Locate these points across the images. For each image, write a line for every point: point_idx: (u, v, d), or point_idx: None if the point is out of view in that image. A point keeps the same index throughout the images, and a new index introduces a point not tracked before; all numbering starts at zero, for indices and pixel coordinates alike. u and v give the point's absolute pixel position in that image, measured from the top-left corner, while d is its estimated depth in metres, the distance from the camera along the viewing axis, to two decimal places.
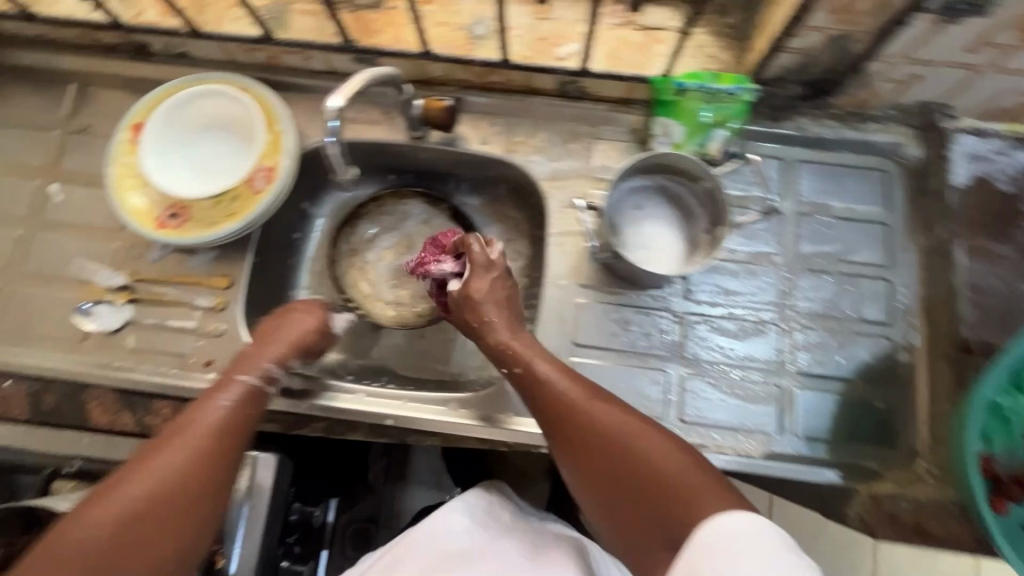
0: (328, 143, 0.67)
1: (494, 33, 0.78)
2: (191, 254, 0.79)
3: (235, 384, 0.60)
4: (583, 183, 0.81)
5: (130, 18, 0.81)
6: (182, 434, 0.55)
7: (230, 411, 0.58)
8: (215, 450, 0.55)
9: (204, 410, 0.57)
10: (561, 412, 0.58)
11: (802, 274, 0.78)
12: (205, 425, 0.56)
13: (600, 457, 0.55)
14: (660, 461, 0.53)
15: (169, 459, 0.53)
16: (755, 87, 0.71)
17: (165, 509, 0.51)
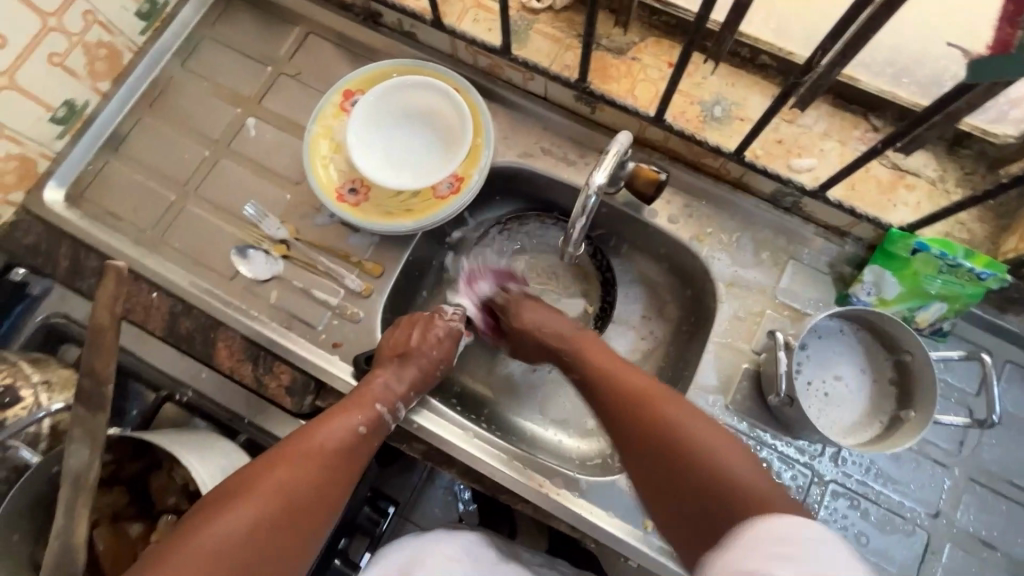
0: (573, 219, 0.63)
1: (731, 119, 0.73)
2: (353, 231, 0.79)
3: (369, 409, 0.66)
4: (762, 300, 0.75)
5: None
6: (314, 452, 0.61)
7: (357, 435, 0.65)
8: (340, 472, 0.62)
9: (337, 430, 0.63)
10: (642, 403, 0.61)
11: (974, 486, 0.69)
12: (336, 445, 0.63)
13: (670, 448, 0.56)
14: (716, 449, 0.54)
15: (305, 474, 0.59)
16: (1009, 279, 0.62)
17: (293, 526, 0.57)
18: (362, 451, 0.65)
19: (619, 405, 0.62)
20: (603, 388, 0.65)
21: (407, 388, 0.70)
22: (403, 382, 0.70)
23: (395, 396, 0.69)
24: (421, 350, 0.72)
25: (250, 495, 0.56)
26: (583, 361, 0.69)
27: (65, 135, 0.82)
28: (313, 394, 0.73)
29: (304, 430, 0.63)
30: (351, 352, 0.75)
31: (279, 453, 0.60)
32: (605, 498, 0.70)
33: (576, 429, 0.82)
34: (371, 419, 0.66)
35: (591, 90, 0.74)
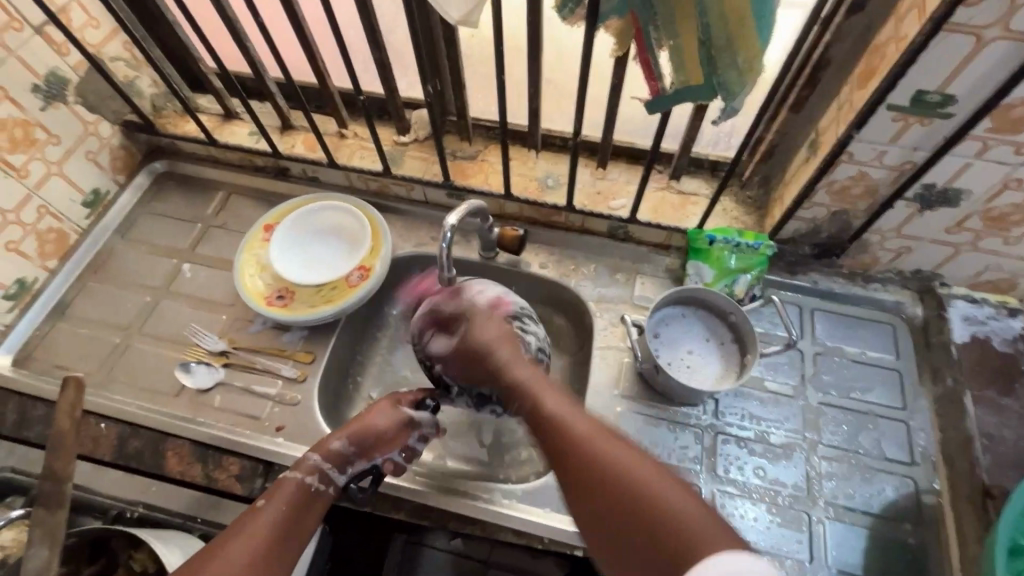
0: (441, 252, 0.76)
1: (561, 183, 0.98)
2: (285, 331, 0.93)
3: (301, 480, 0.69)
4: (626, 307, 0.94)
5: (284, 149, 1.05)
6: (256, 521, 0.64)
7: (285, 522, 0.65)
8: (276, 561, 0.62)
9: (279, 504, 0.66)
10: (566, 448, 0.61)
11: (824, 407, 0.85)
12: (280, 515, 0.65)
13: (591, 465, 0.58)
14: (638, 474, 0.56)
15: (257, 541, 0.62)
16: (773, 243, 0.87)
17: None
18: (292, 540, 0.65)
19: (557, 429, 0.64)
20: (548, 448, 0.63)
21: (325, 457, 0.72)
22: (325, 451, 0.73)
23: (313, 465, 0.71)
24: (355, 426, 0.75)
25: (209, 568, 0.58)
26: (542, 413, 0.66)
27: (15, 309, 0.93)
28: (262, 475, 0.79)
29: (225, 532, 0.62)
30: (294, 432, 0.84)
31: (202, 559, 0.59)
32: (538, 498, 0.79)
33: (513, 461, 0.93)
34: (298, 498, 0.68)
35: (455, 186, 0.99)
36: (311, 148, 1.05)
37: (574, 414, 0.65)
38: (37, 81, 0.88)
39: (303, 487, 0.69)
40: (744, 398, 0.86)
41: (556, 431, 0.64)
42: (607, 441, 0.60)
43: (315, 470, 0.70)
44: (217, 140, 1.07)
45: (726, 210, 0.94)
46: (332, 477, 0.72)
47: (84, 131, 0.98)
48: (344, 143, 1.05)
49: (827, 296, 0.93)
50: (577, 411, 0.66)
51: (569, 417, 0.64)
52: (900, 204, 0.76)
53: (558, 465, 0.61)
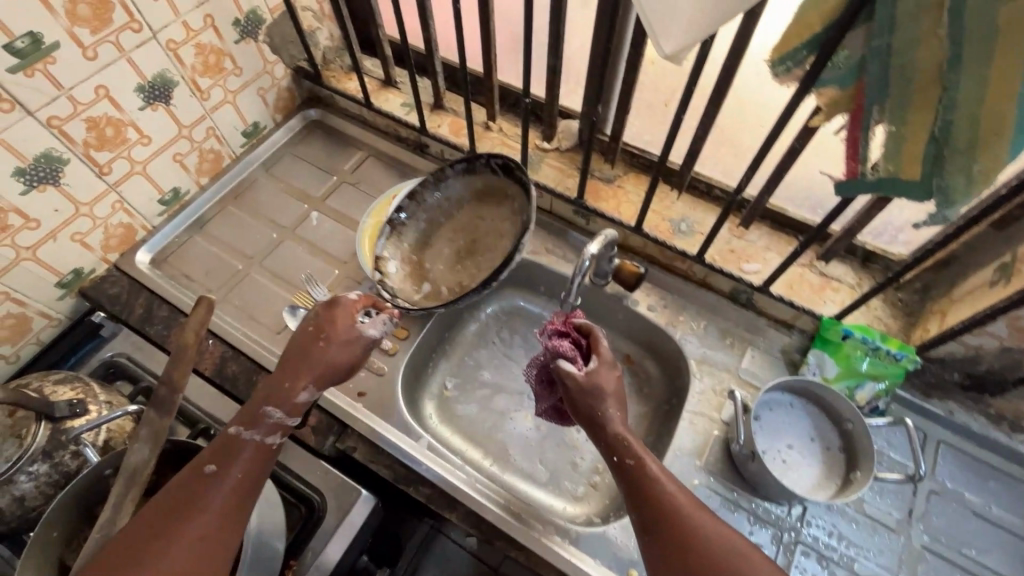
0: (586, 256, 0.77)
1: (694, 231, 0.93)
2: (387, 302, 0.96)
3: (264, 425, 0.66)
4: (728, 377, 0.89)
5: (430, 127, 1.08)
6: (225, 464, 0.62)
7: (244, 483, 0.61)
8: (248, 500, 0.61)
9: (250, 445, 0.64)
10: (667, 522, 0.60)
11: (928, 555, 0.76)
12: (251, 456, 0.63)
13: (690, 546, 0.58)
14: (723, 547, 0.57)
15: (229, 485, 0.60)
16: (918, 359, 0.78)
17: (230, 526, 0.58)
18: (246, 505, 0.60)
19: (653, 492, 0.62)
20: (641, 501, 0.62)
21: (289, 413, 0.68)
22: (290, 405, 0.68)
23: (274, 423, 0.66)
24: (317, 368, 0.71)
25: (184, 522, 0.57)
26: (637, 466, 0.65)
27: (164, 214, 1.02)
28: (334, 436, 0.84)
29: (170, 507, 0.58)
30: (373, 402, 0.87)
31: (142, 538, 0.55)
32: (591, 546, 0.76)
33: (568, 495, 0.91)
34: (254, 458, 0.63)
35: (585, 206, 0.97)
36: (455, 133, 1.07)
37: (668, 480, 0.64)
38: (239, 16, 0.95)
39: (261, 447, 0.64)
40: (836, 512, 0.79)
41: (647, 487, 0.63)
42: (704, 515, 0.60)
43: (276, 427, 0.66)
44: (372, 104, 1.11)
45: (869, 307, 0.86)
46: (286, 428, 0.68)
47: (262, 69, 1.05)
48: (487, 135, 1.06)
49: (961, 433, 0.83)
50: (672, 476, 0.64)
51: (666, 479, 0.63)
52: None
53: (651, 535, 0.60)
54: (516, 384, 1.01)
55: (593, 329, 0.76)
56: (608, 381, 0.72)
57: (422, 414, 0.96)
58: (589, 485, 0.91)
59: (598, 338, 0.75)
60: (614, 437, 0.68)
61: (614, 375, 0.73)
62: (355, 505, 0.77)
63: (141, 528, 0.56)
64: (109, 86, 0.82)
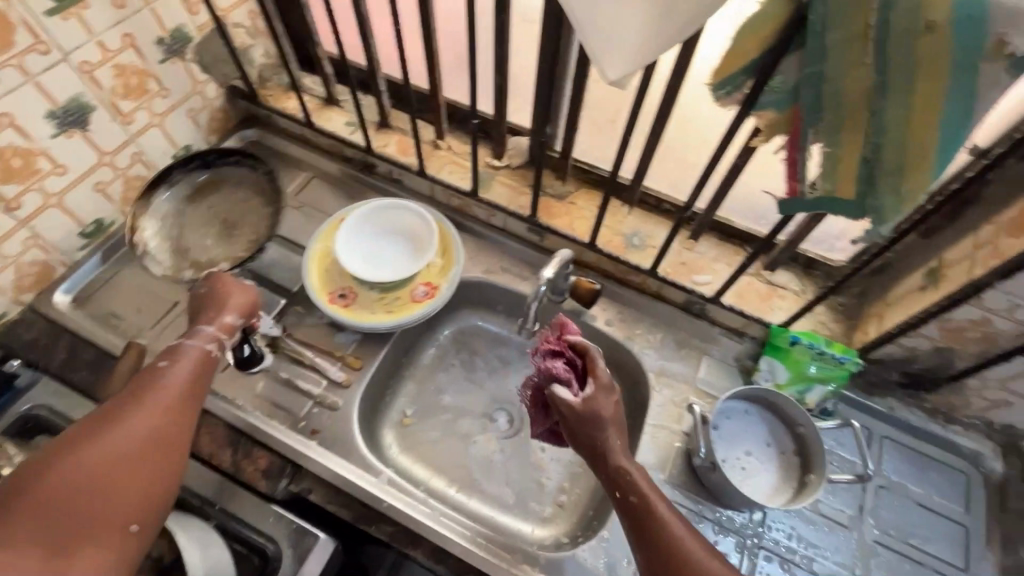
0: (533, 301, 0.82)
1: (646, 245, 0.95)
2: (339, 331, 0.92)
3: (186, 358, 0.71)
4: (686, 388, 0.90)
5: (376, 147, 1.04)
6: (154, 393, 0.67)
7: (172, 411, 0.67)
8: (176, 427, 0.67)
9: (180, 374, 0.70)
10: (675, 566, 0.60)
11: (880, 549, 0.79)
12: (180, 385, 0.69)
13: None
14: None
15: (155, 407, 0.66)
16: (861, 361, 0.82)
17: (158, 448, 0.64)
18: (178, 437, 0.66)
19: (661, 536, 0.62)
20: (648, 541, 0.63)
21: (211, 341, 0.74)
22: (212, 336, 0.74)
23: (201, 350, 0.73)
24: (237, 299, 0.78)
25: (108, 434, 0.62)
26: (645, 506, 0.64)
27: (86, 248, 0.93)
28: (286, 477, 0.79)
29: (96, 422, 0.64)
30: (328, 439, 0.83)
31: (86, 431, 0.62)
32: (561, 572, 0.75)
33: (535, 517, 0.90)
34: (182, 384, 0.69)
35: (538, 224, 0.96)
36: (402, 152, 1.04)
37: (678, 522, 0.63)
38: (163, 34, 0.89)
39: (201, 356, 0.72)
40: (794, 514, 0.81)
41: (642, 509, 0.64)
42: (714, 562, 0.60)
43: (211, 338, 0.74)
44: (314, 124, 1.07)
45: (814, 312, 0.89)
46: (207, 354, 0.74)
47: (191, 89, 0.98)
48: (436, 154, 1.04)
49: (902, 428, 0.87)
50: (681, 517, 0.64)
51: (675, 521, 0.63)
52: (1016, 360, 0.70)
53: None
54: (477, 407, 0.99)
55: (586, 347, 0.73)
56: (610, 409, 0.69)
57: (382, 445, 0.93)
58: (556, 504, 0.90)
59: (594, 358, 0.72)
60: (614, 470, 0.67)
61: (612, 399, 0.70)
62: (313, 552, 0.73)
63: (65, 442, 0.61)
64: (15, 113, 0.75)
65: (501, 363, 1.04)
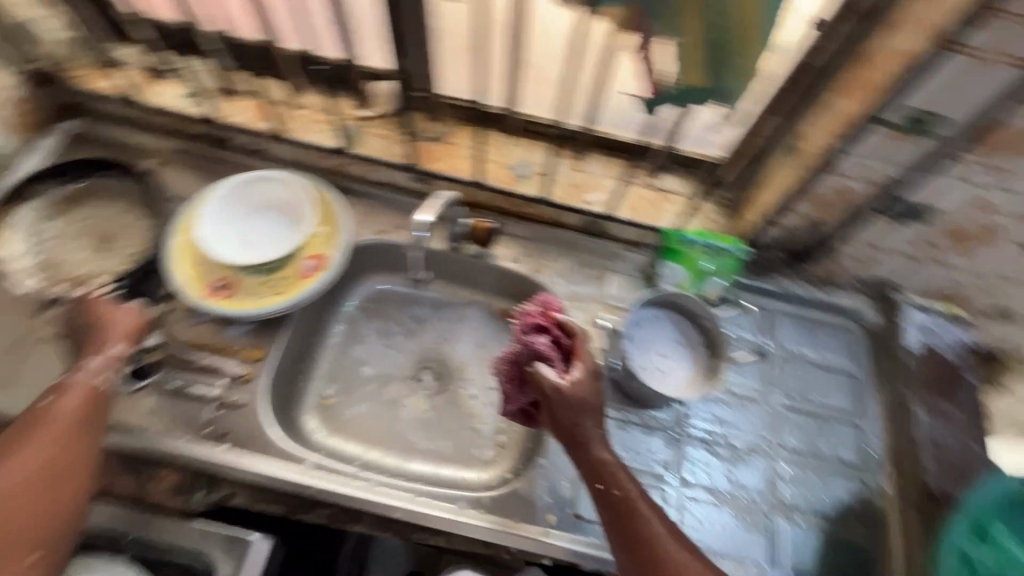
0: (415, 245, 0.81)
1: (535, 174, 0.93)
2: (228, 325, 0.84)
3: (77, 388, 0.68)
4: (598, 307, 0.92)
5: (226, 117, 0.93)
6: (43, 427, 0.65)
7: (63, 446, 0.65)
8: (72, 458, 0.65)
9: (71, 403, 0.67)
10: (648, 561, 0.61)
11: (787, 412, 0.87)
12: (72, 418, 0.67)
13: None
14: None
15: (44, 445, 0.64)
16: (747, 249, 0.87)
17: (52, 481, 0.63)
18: (77, 467, 0.65)
19: (639, 530, 0.63)
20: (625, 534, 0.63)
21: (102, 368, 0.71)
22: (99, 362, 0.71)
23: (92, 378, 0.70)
24: (120, 324, 0.74)
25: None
26: (625, 500, 0.64)
27: None
28: (202, 487, 0.74)
29: None
30: (239, 439, 0.77)
31: None
32: (505, 507, 0.77)
33: (478, 462, 0.90)
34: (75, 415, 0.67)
35: (423, 171, 0.92)
36: (257, 118, 0.93)
37: (659, 518, 0.64)
38: None
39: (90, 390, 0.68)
40: (710, 400, 0.87)
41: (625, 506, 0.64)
42: (687, 557, 0.62)
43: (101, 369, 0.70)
44: (145, 102, 0.93)
45: (702, 209, 0.92)
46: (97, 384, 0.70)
47: None
48: (297, 115, 0.94)
49: (794, 301, 0.94)
50: (662, 515, 0.65)
51: (655, 517, 0.64)
52: (875, 217, 0.76)
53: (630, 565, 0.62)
54: (400, 371, 0.97)
55: (573, 328, 0.74)
56: (587, 392, 0.69)
57: (305, 432, 0.89)
58: (496, 446, 0.91)
59: (580, 341, 0.73)
60: (594, 459, 0.67)
61: (596, 385, 0.71)
62: (245, 555, 0.69)
63: None
64: None
65: (417, 323, 1.01)
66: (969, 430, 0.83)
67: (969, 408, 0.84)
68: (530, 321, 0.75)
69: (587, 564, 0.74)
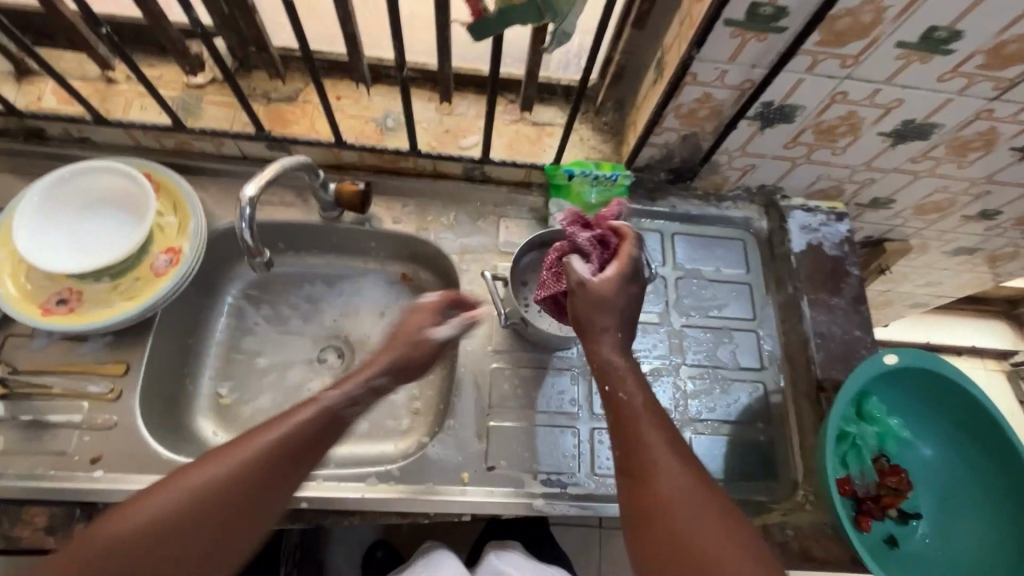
0: (241, 229, 0.67)
1: (402, 124, 0.86)
2: (81, 341, 0.76)
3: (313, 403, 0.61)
4: (492, 256, 0.88)
5: (28, 105, 0.80)
6: (227, 451, 0.56)
7: (230, 480, 0.55)
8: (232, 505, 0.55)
9: (304, 422, 0.60)
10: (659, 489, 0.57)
11: (688, 331, 0.88)
12: (297, 442, 0.59)
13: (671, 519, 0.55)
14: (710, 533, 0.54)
15: (195, 491, 0.54)
16: (629, 172, 0.84)
17: (149, 543, 0.52)
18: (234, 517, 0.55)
19: (648, 450, 0.59)
20: (629, 459, 0.60)
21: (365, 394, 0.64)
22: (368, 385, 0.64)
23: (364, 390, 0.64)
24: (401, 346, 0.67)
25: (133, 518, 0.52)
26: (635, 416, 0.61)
27: None
28: (81, 518, 0.68)
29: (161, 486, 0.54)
30: (115, 461, 0.71)
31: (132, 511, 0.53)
32: (417, 475, 0.75)
33: (394, 434, 0.87)
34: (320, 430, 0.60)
35: (274, 137, 0.81)
36: (68, 101, 0.80)
37: (670, 439, 0.60)
38: None
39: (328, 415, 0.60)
40: None
41: (651, 458, 0.58)
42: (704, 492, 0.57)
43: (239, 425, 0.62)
44: None
45: (583, 139, 0.89)
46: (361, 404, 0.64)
47: None
48: (116, 91, 0.82)
49: (686, 220, 0.94)
50: (678, 446, 0.60)
51: (666, 446, 0.60)
52: (742, 123, 0.75)
53: (636, 493, 0.58)
54: (298, 355, 0.91)
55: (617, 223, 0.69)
56: (606, 291, 0.64)
57: (201, 438, 0.83)
58: (411, 414, 0.89)
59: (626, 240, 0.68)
60: (600, 362, 0.64)
61: (625, 287, 0.66)
62: None
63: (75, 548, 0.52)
64: None
65: (308, 302, 0.95)
66: (852, 317, 0.87)
67: (851, 296, 0.89)
68: (574, 223, 0.73)
69: (507, 512, 0.75)
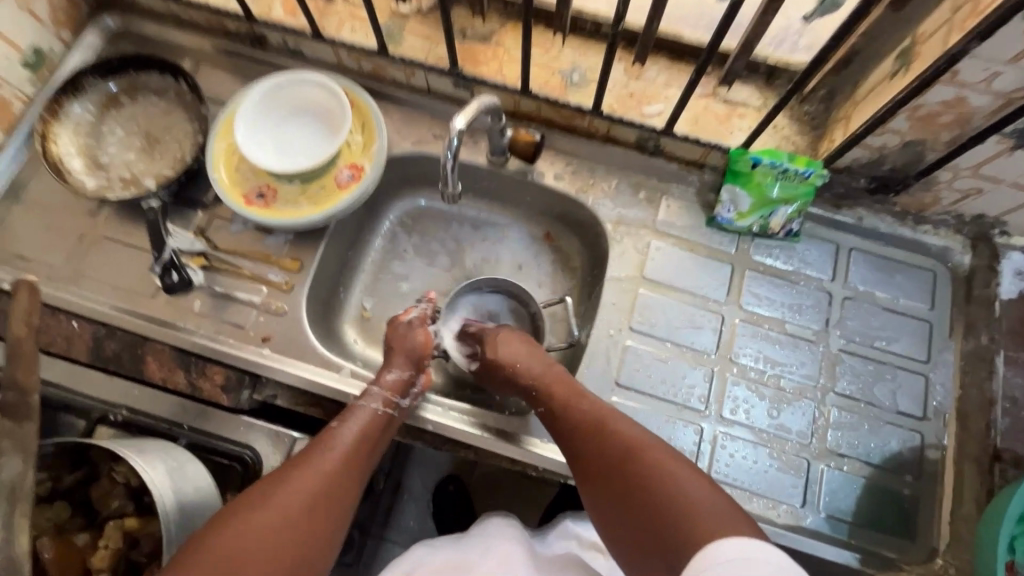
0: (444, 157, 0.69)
1: (588, 81, 0.84)
2: (268, 234, 0.84)
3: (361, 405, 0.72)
4: (646, 233, 0.85)
5: (260, 13, 0.87)
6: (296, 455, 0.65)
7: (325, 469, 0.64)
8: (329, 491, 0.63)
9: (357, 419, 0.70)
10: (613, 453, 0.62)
11: (845, 357, 0.80)
12: (352, 436, 0.69)
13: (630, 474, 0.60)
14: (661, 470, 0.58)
15: (279, 487, 0.61)
16: (827, 171, 0.76)
17: (264, 529, 0.57)
18: (323, 503, 0.62)
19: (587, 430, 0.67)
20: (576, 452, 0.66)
21: (387, 385, 0.74)
22: (384, 382, 0.74)
23: (379, 393, 0.72)
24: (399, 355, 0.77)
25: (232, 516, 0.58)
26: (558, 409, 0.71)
27: None
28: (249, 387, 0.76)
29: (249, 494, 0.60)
30: (281, 344, 0.80)
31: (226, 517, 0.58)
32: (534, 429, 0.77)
33: None
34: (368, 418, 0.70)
35: (463, 75, 0.83)
36: (292, 14, 0.87)
37: (595, 411, 0.68)
38: None
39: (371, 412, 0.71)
40: (759, 337, 0.81)
41: (595, 436, 0.65)
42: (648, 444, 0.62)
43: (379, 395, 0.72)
44: None
45: (777, 127, 0.81)
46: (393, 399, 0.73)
47: None
48: (333, 10, 0.87)
49: (871, 236, 0.84)
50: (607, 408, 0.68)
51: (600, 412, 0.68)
52: (991, 139, 0.64)
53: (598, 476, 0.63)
54: (436, 287, 0.96)
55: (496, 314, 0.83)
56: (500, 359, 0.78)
57: (344, 343, 0.90)
58: None
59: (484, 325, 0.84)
60: (536, 385, 0.74)
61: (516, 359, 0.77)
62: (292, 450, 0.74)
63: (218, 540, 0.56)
64: None
65: (454, 241, 0.98)
66: None
67: None
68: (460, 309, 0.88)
69: None
